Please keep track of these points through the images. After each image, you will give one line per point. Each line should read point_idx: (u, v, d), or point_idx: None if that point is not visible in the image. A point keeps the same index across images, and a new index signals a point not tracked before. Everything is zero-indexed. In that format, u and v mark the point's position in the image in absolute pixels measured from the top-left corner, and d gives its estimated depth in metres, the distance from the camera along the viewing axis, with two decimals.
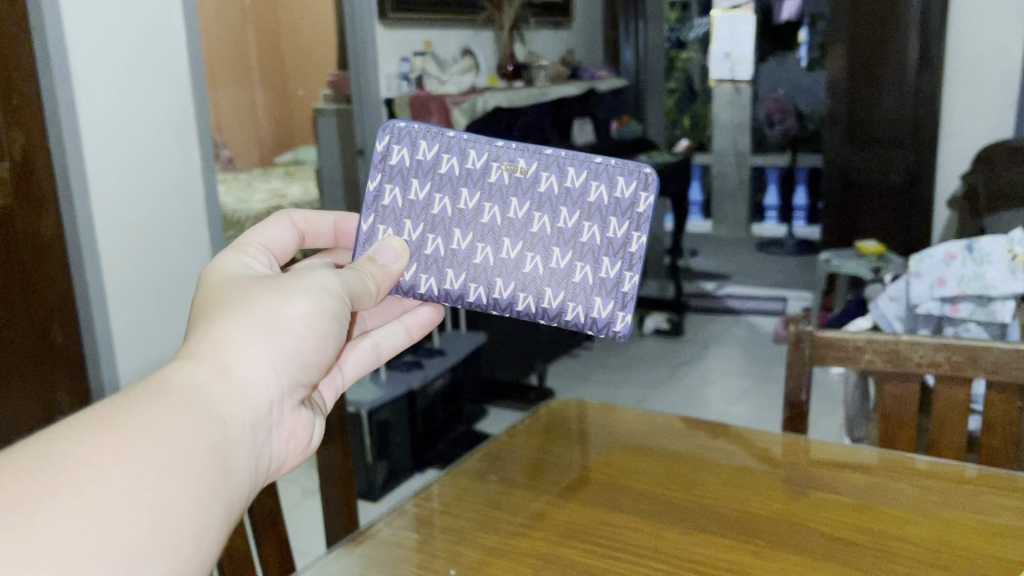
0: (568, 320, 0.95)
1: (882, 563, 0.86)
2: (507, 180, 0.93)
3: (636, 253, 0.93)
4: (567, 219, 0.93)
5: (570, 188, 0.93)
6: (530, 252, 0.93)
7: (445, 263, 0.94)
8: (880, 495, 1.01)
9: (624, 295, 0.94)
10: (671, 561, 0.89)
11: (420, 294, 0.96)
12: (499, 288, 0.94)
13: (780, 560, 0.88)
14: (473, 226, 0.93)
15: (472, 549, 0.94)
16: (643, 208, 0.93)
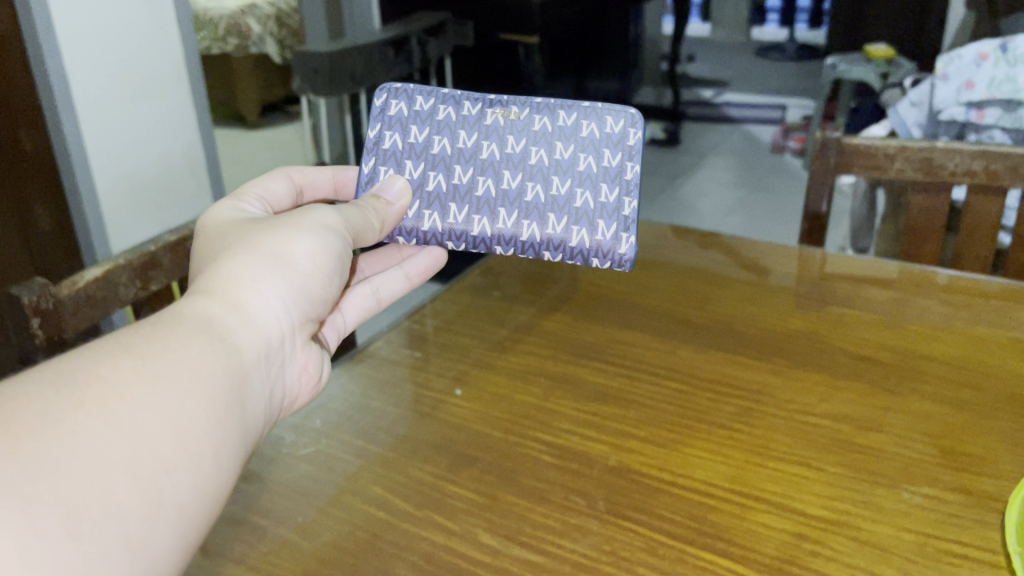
0: (573, 249, 0.82)
1: (910, 383, 0.82)
2: (503, 122, 0.84)
3: (632, 180, 0.82)
4: (562, 152, 0.83)
5: (564, 125, 0.83)
6: (530, 182, 0.82)
7: (448, 199, 0.84)
8: (902, 311, 0.96)
9: (625, 219, 0.82)
10: (687, 382, 0.84)
11: (423, 234, 0.85)
12: (502, 218, 0.83)
13: (803, 380, 0.83)
14: (473, 162, 0.83)
15: (474, 368, 0.89)
16: (635, 138, 0.82)
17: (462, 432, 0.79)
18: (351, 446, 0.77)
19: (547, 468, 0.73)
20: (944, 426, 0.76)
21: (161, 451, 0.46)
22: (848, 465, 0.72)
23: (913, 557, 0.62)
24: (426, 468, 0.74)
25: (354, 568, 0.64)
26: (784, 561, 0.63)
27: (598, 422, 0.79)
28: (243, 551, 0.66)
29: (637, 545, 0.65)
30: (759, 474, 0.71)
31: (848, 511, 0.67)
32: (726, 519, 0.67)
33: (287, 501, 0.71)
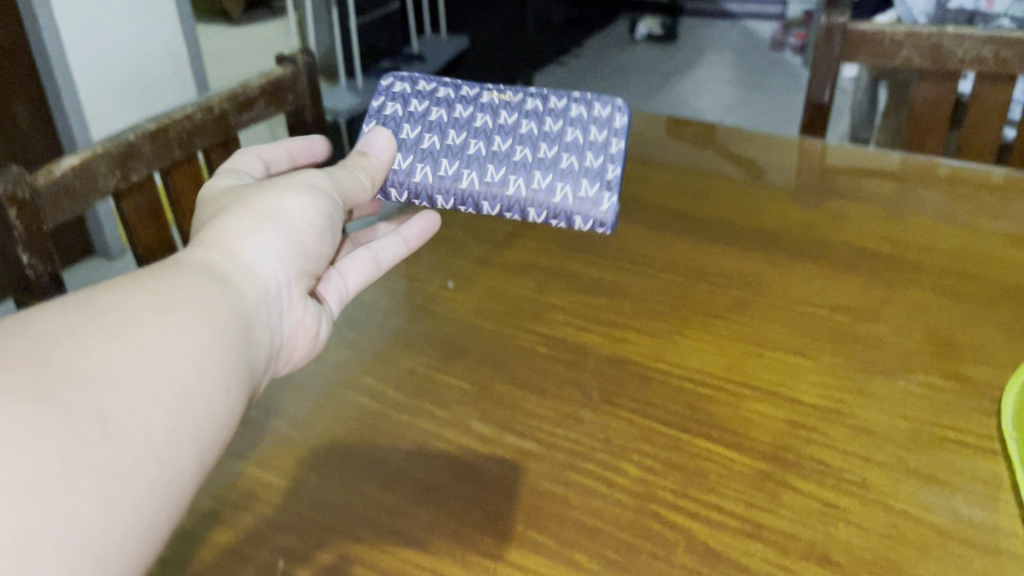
0: (552, 207, 0.67)
1: (910, 275, 0.81)
2: (496, 102, 0.72)
3: (618, 153, 0.69)
4: (550, 126, 0.70)
5: (554, 102, 0.72)
6: (518, 145, 0.69)
7: (443, 154, 0.69)
8: (903, 204, 0.94)
9: (607, 180, 0.67)
10: (684, 275, 0.83)
11: (414, 187, 0.69)
12: (493, 170, 0.68)
13: (802, 272, 0.82)
14: (474, 104, 0.71)
15: (467, 261, 0.87)
16: (622, 121, 0.71)
17: (455, 325, 0.77)
18: (342, 338, 0.76)
19: (541, 359, 0.73)
20: (944, 317, 0.75)
21: (170, 384, 0.38)
22: (846, 356, 0.71)
23: (908, 443, 0.62)
24: (419, 360, 0.73)
25: (348, 457, 0.64)
26: (779, 448, 0.62)
27: (593, 314, 0.78)
28: (235, 441, 0.65)
29: (631, 433, 0.64)
30: (756, 364, 0.71)
31: (845, 401, 0.66)
32: (721, 409, 0.66)
33: (279, 392, 0.70)
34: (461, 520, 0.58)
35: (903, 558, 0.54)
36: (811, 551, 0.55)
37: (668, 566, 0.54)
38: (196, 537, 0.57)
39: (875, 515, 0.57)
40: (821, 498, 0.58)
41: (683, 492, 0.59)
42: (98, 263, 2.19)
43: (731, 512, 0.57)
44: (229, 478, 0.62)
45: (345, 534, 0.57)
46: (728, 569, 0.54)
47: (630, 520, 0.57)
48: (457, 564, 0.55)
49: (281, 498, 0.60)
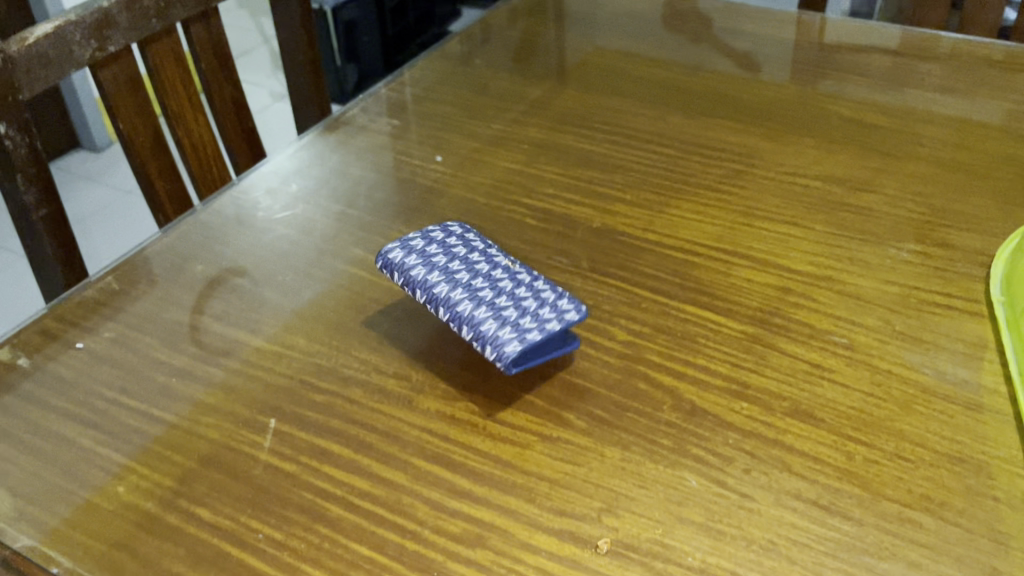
0: (470, 331, 0.57)
1: (905, 147, 0.80)
2: (493, 264, 0.62)
3: (551, 327, 0.56)
4: (521, 285, 0.60)
5: (531, 290, 0.59)
6: (499, 280, 0.60)
7: (456, 262, 0.62)
8: (902, 77, 0.92)
9: (526, 337, 0.55)
10: (675, 147, 0.82)
11: (394, 261, 0.62)
12: (455, 294, 0.59)
13: (796, 145, 0.81)
14: (485, 263, 0.62)
15: (456, 136, 0.85)
16: (573, 314, 0.57)
17: (445, 198, 0.76)
18: (330, 211, 0.75)
19: (531, 230, 0.72)
20: (937, 187, 0.74)
21: None
22: (838, 225, 0.71)
23: (896, 308, 0.63)
24: (408, 231, 0.73)
25: (338, 324, 0.64)
26: (766, 313, 0.63)
27: (583, 186, 0.77)
28: (225, 309, 0.65)
29: (620, 299, 0.64)
30: (746, 234, 0.70)
31: (834, 268, 0.66)
32: (710, 276, 0.66)
33: (267, 263, 0.70)
34: (451, 381, 0.58)
35: (887, 414, 0.55)
36: (797, 408, 0.55)
37: (656, 422, 0.55)
38: (189, 400, 0.58)
39: (860, 374, 0.58)
40: (807, 359, 0.59)
41: (671, 354, 0.60)
42: (83, 155, 2.15)
43: (719, 372, 0.58)
44: (220, 344, 0.62)
45: (336, 395, 0.58)
46: (714, 425, 0.54)
47: (619, 381, 0.58)
48: (447, 422, 0.55)
49: (272, 363, 0.60)
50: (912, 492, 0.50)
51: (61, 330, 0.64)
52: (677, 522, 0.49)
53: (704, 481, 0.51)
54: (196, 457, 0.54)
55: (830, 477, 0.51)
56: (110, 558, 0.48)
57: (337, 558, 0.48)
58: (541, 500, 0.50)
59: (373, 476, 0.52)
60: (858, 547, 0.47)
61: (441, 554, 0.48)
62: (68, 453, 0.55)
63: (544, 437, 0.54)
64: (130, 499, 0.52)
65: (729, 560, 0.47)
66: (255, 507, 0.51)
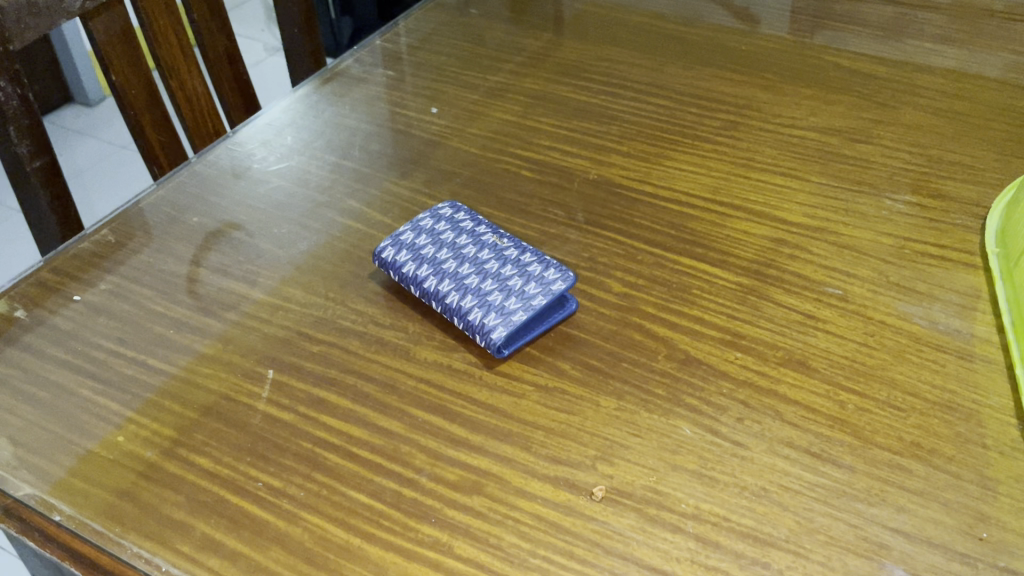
0: (459, 318, 0.57)
1: (903, 97, 0.79)
2: (479, 241, 0.62)
3: (536, 305, 0.57)
4: (507, 261, 0.60)
5: (515, 265, 0.59)
6: (485, 260, 0.60)
7: (441, 245, 0.61)
8: (901, 26, 0.91)
9: (510, 320, 0.56)
10: (672, 98, 0.81)
11: (384, 251, 0.61)
12: (442, 280, 0.59)
13: (794, 95, 0.80)
14: (471, 241, 0.62)
15: (451, 87, 0.85)
16: (560, 285, 0.58)
17: (440, 150, 0.76)
18: (325, 162, 0.75)
19: (526, 182, 0.72)
20: (934, 137, 0.74)
21: None
22: (834, 176, 0.70)
23: (890, 259, 0.63)
24: (403, 183, 0.72)
25: (334, 275, 0.64)
26: (761, 264, 0.63)
27: (579, 137, 0.77)
28: (221, 261, 0.65)
29: (616, 251, 0.64)
30: (742, 185, 0.70)
31: (829, 219, 0.66)
32: (705, 228, 0.66)
33: (262, 215, 0.70)
34: (447, 332, 0.59)
35: (879, 363, 0.55)
36: (790, 357, 0.56)
37: (650, 372, 0.55)
38: (187, 350, 0.58)
39: (854, 324, 0.58)
40: (801, 309, 0.59)
41: (666, 305, 0.60)
42: (77, 109, 2.13)
43: (713, 323, 0.58)
44: (216, 296, 0.62)
45: (333, 346, 0.58)
46: (708, 375, 0.55)
47: (614, 332, 0.58)
48: (443, 372, 0.56)
49: (268, 314, 0.61)
50: (902, 440, 0.51)
51: (57, 283, 0.64)
52: (670, 470, 0.49)
53: (698, 429, 0.52)
54: (194, 406, 0.54)
55: (822, 425, 0.52)
56: (112, 505, 0.49)
57: (336, 505, 0.48)
58: (537, 448, 0.51)
59: (370, 425, 0.53)
60: (848, 493, 0.48)
61: (439, 501, 0.48)
62: (68, 403, 0.55)
63: (540, 387, 0.55)
64: (130, 448, 0.52)
65: (721, 506, 0.48)
66: (254, 455, 0.51)
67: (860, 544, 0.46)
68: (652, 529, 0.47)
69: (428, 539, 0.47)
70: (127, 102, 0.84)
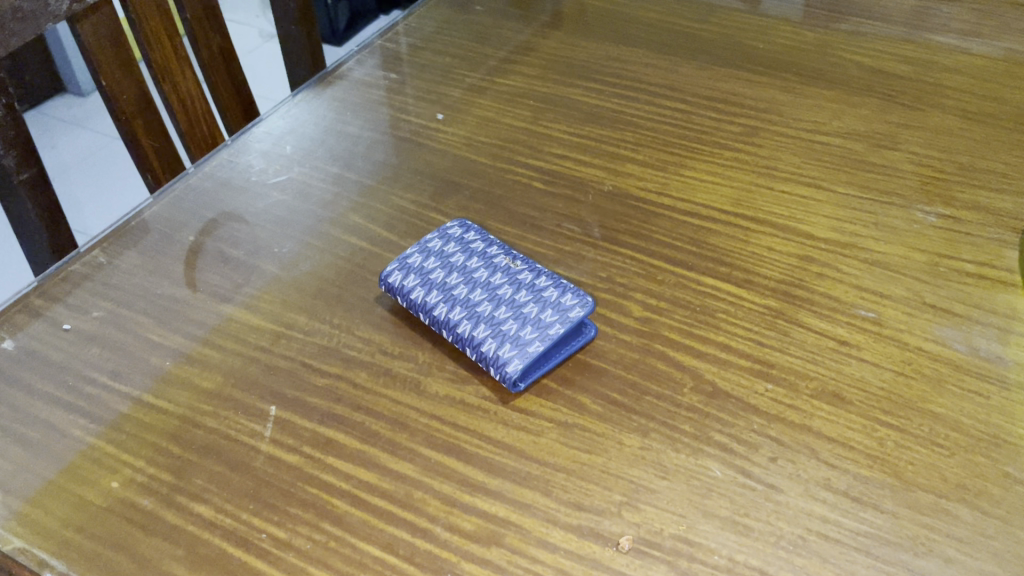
0: (473, 349, 0.54)
1: (930, 98, 0.76)
2: (492, 265, 0.58)
3: (554, 334, 0.53)
4: (521, 287, 0.56)
5: (530, 291, 0.56)
6: (499, 286, 0.57)
7: (452, 270, 0.58)
8: (924, 20, 0.87)
9: (526, 351, 0.52)
10: (688, 101, 0.77)
11: (392, 276, 0.58)
12: (453, 308, 0.55)
13: (816, 97, 0.76)
14: (483, 265, 0.58)
15: (457, 90, 0.81)
16: (579, 311, 0.54)
17: (446, 160, 0.72)
18: (326, 173, 0.72)
19: (538, 195, 0.68)
20: (965, 142, 0.70)
21: None
22: (862, 185, 0.67)
23: (925, 277, 0.59)
24: (409, 196, 0.69)
25: (339, 299, 0.60)
26: (789, 285, 0.59)
27: (591, 144, 0.73)
28: (219, 283, 0.62)
29: (635, 271, 0.61)
30: (765, 196, 0.67)
31: (859, 234, 0.63)
32: (728, 244, 0.63)
33: (262, 232, 0.66)
34: (459, 362, 0.56)
35: (918, 393, 0.52)
36: (823, 388, 0.53)
37: (676, 407, 0.52)
38: (184, 384, 0.55)
39: (889, 351, 0.55)
40: (834, 334, 0.56)
41: (690, 331, 0.57)
42: (68, 99, 2.07)
43: (740, 351, 0.55)
44: (215, 323, 0.59)
45: (339, 378, 0.55)
46: (737, 409, 0.52)
47: (635, 361, 0.55)
48: (457, 408, 0.53)
49: (270, 343, 0.57)
50: (947, 481, 0.48)
51: (46, 309, 0.60)
52: (701, 517, 0.47)
53: (728, 471, 0.49)
54: (193, 446, 0.51)
55: (861, 465, 0.49)
56: (107, 560, 0.46)
57: (346, 559, 0.45)
58: (558, 493, 0.48)
59: (380, 468, 0.50)
60: (891, 543, 0.45)
61: (455, 554, 0.45)
62: (59, 445, 0.52)
63: (559, 423, 0.52)
64: (125, 494, 0.49)
65: (756, 558, 0.45)
66: (258, 502, 0.48)
67: None
68: None
69: None
70: (118, 108, 0.79)
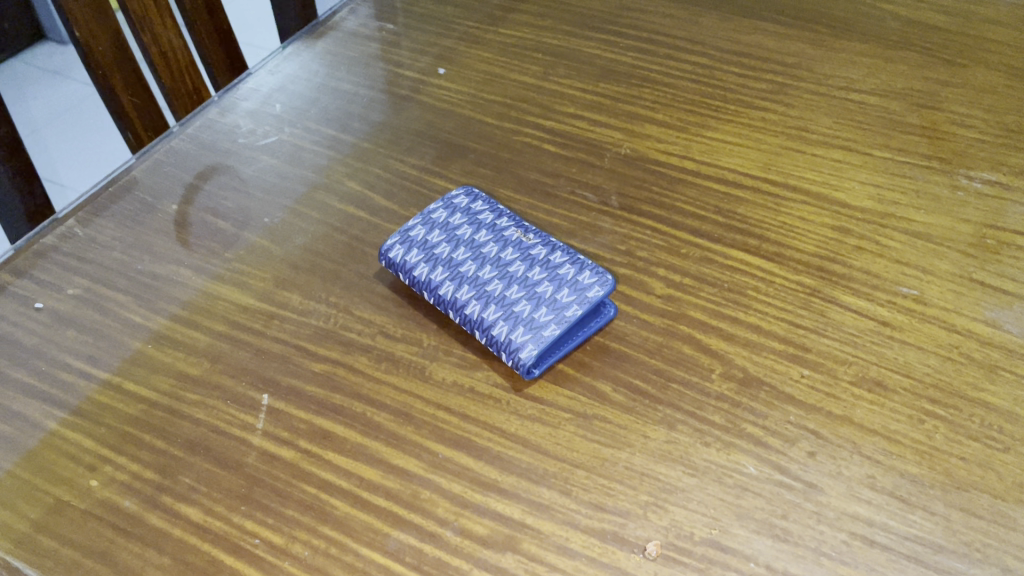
0: (484, 333, 0.49)
1: (972, 52, 0.70)
2: (502, 239, 0.54)
3: (572, 316, 0.49)
4: (535, 264, 0.52)
5: (544, 269, 0.51)
6: (511, 263, 0.52)
7: (459, 245, 0.53)
8: None
9: (541, 336, 0.48)
10: (710, 55, 0.72)
11: (394, 251, 0.53)
12: (461, 288, 0.51)
13: (848, 52, 0.71)
14: (492, 240, 0.54)
15: (458, 43, 0.75)
16: (597, 291, 0.50)
17: (449, 119, 0.67)
18: (320, 136, 0.66)
19: (550, 159, 0.63)
20: (1012, 102, 0.65)
21: None
22: (900, 149, 0.62)
23: (971, 251, 0.55)
24: (410, 160, 0.64)
25: (335, 275, 0.56)
26: (824, 259, 0.55)
27: (607, 103, 0.68)
28: (204, 257, 0.57)
29: (656, 244, 0.56)
30: (796, 160, 0.62)
31: (898, 202, 0.58)
32: (757, 214, 0.58)
33: (251, 200, 0.61)
34: (467, 346, 0.51)
35: (968, 380, 0.48)
36: (864, 376, 0.49)
37: (705, 396, 0.48)
38: (168, 370, 0.51)
39: (934, 334, 0.50)
40: (873, 315, 0.52)
41: (717, 311, 0.52)
42: (50, 47, 1.98)
43: (772, 333, 0.51)
44: (201, 302, 0.54)
45: (337, 363, 0.50)
46: (772, 399, 0.48)
47: (659, 345, 0.51)
48: (466, 397, 0.48)
49: (262, 325, 0.53)
50: (1003, 480, 0.44)
51: (17, 286, 0.55)
52: (735, 520, 0.43)
53: (764, 468, 0.45)
54: (178, 441, 0.47)
55: (908, 461, 0.45)
56: (86, 569, 0.42)
57: (348, 567, 0.41)
58: (578, 493, 0.44)
59: (383, 464, 0.45)
60: (943, 549, 0.41)
61: (468, 563, 0.42)
62: (33, 439, 0.48)
63: (578, 415, 0.47)
64: (104, 495, 0.45)
65: (797, 566, 0.41)
66: (250, 503, 0.44)
67: None
68: None
69: None
70: (94, 63, 0.73)
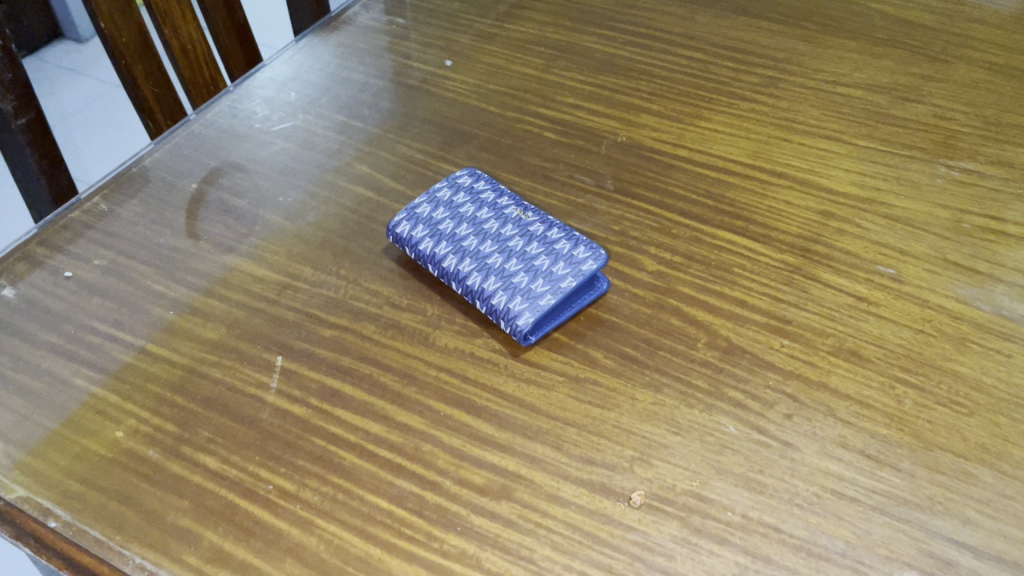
0: (485, 302, 0.52)
1: (956, 50, 0.73)
2: (503, 217, 0.57)
3: (566, 287, 0.52)
4: (534, 241, 0.55)
5: (541, 245, 0.55)
6: (511, 239, 0.55)
7: (463, 222, 0.57)
8: None
9: (538, 305, 0.51)
10: (705, 50, 0.75)
11: (402, 228, 0.57)
12: (464, 262, 0.54)
13: (838, 48, 0.74)
14: (494, 217, 0.57)
15: (466, 37, 0.79)
16: (591, 264, 0.53)
17: (455, 108, 0.71)
18: (332, 122, 0.70)
19: (550, 145, 0.67)
20: (992, 97, 0.68)
21: None
22: (883, 139, 0.65)
23: (946, 234, 0.58)
24: (416, 145, 0.67)
25: (345, 250, 0.59)
26: (807, 240, 0.58)
27: (605, 94, 0.71)
28: (222, 233, 0.61)
29: (648, 225, 0.60)
30: (784, 149, 0.65)
31: (879, 189, 0.61)
32: (745, 198, 0.61)
33: (267, 181, 0.65)
34: (469, 316, 0.55)
35: (938, 352, 0.51)
36: (841, 346, 0.52)
37: (690, 362, 0.51)
38: (189, 334, 0.54)
39: (908, 309, 0.54)
40: (852, 291, 0.55)
41: (704, 287, 0.55)
42: (69, 45, 2.03)
43: (755, 306, 0.54)
44: (219, 273, 0.58)
45: (346, 329, 0.54)
46: (753, 365, 0.51)
47: (649, 317, 0.54)
48: (467, 361, 0.52)
49: (276, 295, 0.56)
50: (967, 441, 0.47)
51: (48, 257, 0.59)
52: (714, 473, 0.46)
53: (743, 428, 0.48)
54: (197, 398, 0.50)
55: (878, 423, 0.48)
56: (112, 511, 0.45)
57: (354, 511, 0.45)
58: (569, 447, 0.47)
59: (388, 421, 0.49)
60: (908, 502, 0.44)
61: (466, 508, 0.45)
62: (62, 395, 0.51)
63: (571, 378, 0.51)
64: (129, 445, 0.48)
65: (772, 515, 0.44)
66: (264, 453, 0.48)
67: (923, 560, 0.42)
68: (696, 541, 0.43)
69: (454, 551, 0.43)
70: (118, 53, 0.77)
